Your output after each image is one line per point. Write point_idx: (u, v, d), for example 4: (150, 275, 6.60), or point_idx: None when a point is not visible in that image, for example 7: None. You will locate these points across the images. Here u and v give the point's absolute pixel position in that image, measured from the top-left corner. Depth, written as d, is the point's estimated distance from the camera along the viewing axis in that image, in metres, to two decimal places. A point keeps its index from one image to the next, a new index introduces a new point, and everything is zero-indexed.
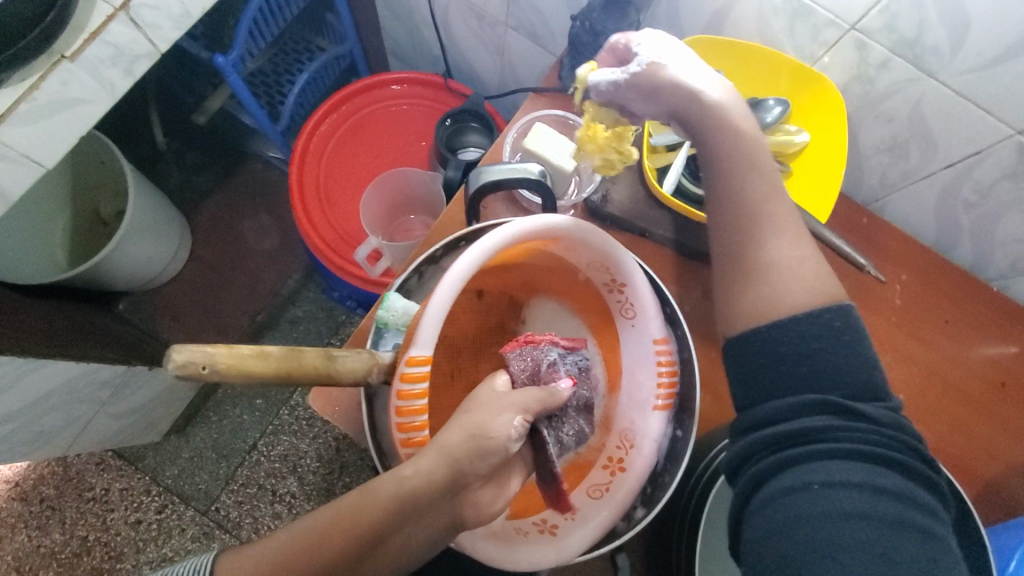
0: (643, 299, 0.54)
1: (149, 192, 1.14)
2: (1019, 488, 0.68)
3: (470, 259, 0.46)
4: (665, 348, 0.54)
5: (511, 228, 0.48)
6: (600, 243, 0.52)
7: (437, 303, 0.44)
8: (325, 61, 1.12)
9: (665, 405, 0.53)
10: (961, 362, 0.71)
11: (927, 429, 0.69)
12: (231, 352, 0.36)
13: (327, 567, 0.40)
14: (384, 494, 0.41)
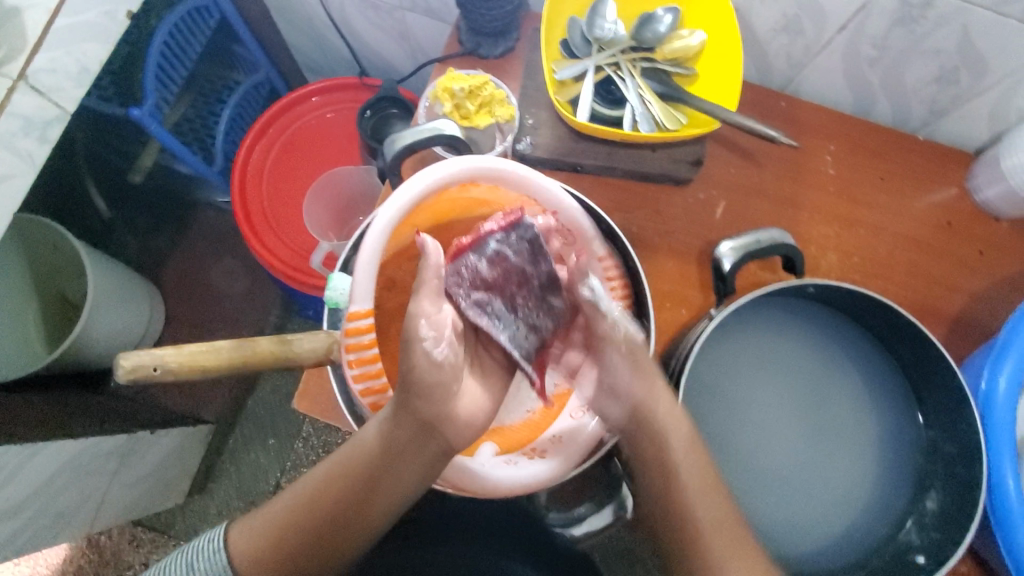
0: (577, 222, 0.55)
1: (107, 263, 1.12)
2: (983, 315, 0.70)
3: (392, 211, 0.49)
4: (610, 262, 0.56)
5: (421, 179, 0.50)
6: (521, 178, 0.54)
7: (365, 259, 0.47)
8: (241, 94, 1.13)
9: (624, 315, 0.56)
10: (904, 213, 0.73)
11: (886, 282, 0.71)
12: (178, 354, 0.41)
13: (334, 507, 0.48)
14: (363, 444, 0.47)
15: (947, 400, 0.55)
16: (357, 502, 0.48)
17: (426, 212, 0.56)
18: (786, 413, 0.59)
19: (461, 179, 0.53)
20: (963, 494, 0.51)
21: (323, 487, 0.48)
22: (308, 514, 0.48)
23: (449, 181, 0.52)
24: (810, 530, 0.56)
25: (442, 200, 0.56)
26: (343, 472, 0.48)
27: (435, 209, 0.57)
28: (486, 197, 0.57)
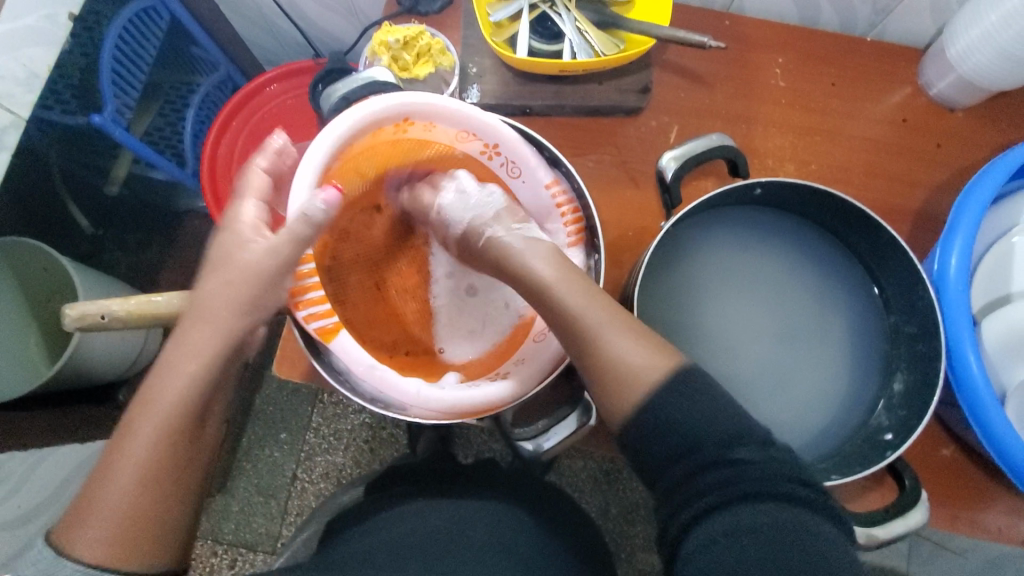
0: (520, 152, 0.56)
1: (96, 278, 1.03)
2: (946, 206, 0.70)
3: (323, 144, 0.51)
4: (559, 190, 0.57)
5: (350, 115, 0.51)
6: (460, 116, 0.55)
7: (298, 195, 0.49)
8: (204, 92, 1.11)
9: (577, 240, 0.57)
10: (860, 115, 0.73)
11: (847, 187, 0.71)
12: (124, 304, 0.52)
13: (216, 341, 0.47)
14: (207, 352, 0.46)
15: (905, 283, 0.55)
16: (204, 419, 0.47)
17: (367, 157, 0.58)
18: (752, 319, 0.60)
19: (393, 116, 0.54)
20: (926, 368, 0.53)
21: (175, 404, 0.44)
22: (164, 452, 0.44)
23: (381, 118, 0.53)
24: (791, 426, 0.58)
25: (380, 143, 0.57)
26: (193, 386, 0.45)
27: (376, 153, 0.58)
28: (424, 136, 0.58)
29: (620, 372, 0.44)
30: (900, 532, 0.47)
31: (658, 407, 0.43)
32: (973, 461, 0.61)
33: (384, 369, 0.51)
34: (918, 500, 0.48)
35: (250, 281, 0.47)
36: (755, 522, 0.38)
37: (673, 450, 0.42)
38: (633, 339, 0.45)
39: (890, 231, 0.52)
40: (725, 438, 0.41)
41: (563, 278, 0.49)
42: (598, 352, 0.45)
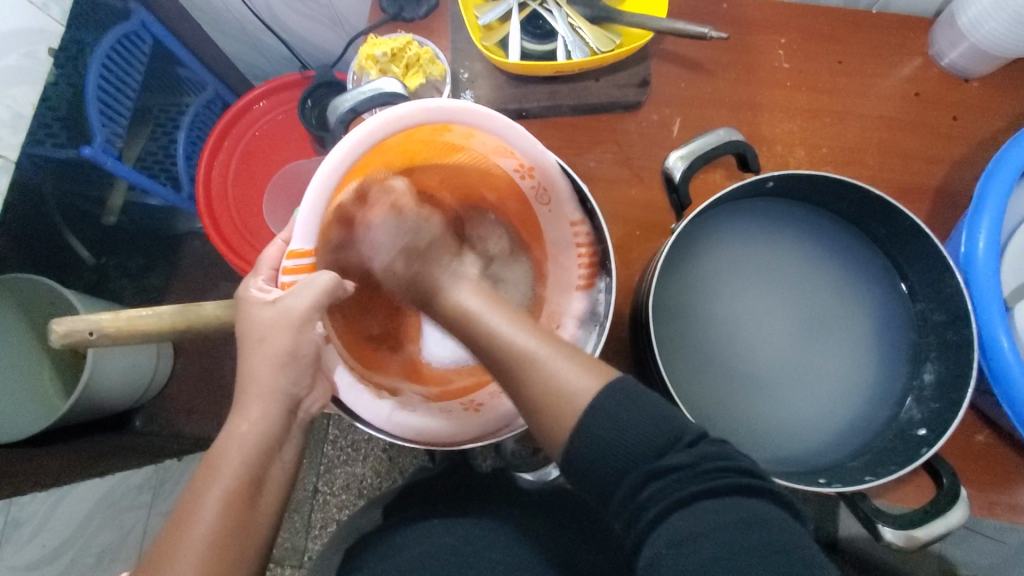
0: (551, 175, 0.53)
1: (102, 309, 1.01)
2: (966, 181, 0.67)
3: (349, 144, 0.46)
4: (582, 226, 0.55)
5: (385, 114, 0.46)
6: (494, 124, 0.50)
7: (312, 198, 0.45)
8: (194, 112, 1.08)
9: (587, 285, 0.56)
10: (871, 93, 0.70)
11: (860, 169, 0.68)
12: (113, 318, 0.50)
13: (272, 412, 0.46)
14: (267, 414, 0.46)
15: (931, 271, 0.53)
16: (261, 483, 0.45)
17: (396, 153, 0.53)
18: (773, 312, 0.58)
19: (433, 120, 0.49)
20: (957, 357, 0.51)
21: (241, 466, 0.44)
22: (220, 515, 0.42)
23: (418, 121, 0.48)
24: (813, 424, 0.56)
25: (412, 141, 0.52)
26: (250, 447, 0.45)
27: (405, 150, 0.53)
28: (458, 141, 0.53)
29: (546, 395, 0.43)
30: (943, 531, 0.45)
31: (589, 429, 0.40)
32: (1009, 447, 0.59)
33: (362, 389, 0.48)
34: (959, 497, 0.46)
35: (280, 333, 0.46)
36: (713, 521, 0.35)
37: (620, 463, 0.39)
38: (574, 365, 0.43)
39: (914, 218, 0.50)
40: (654, 446, 0.39)
41: (507, 320, 0.49)
42: (529, 393, 0.44)
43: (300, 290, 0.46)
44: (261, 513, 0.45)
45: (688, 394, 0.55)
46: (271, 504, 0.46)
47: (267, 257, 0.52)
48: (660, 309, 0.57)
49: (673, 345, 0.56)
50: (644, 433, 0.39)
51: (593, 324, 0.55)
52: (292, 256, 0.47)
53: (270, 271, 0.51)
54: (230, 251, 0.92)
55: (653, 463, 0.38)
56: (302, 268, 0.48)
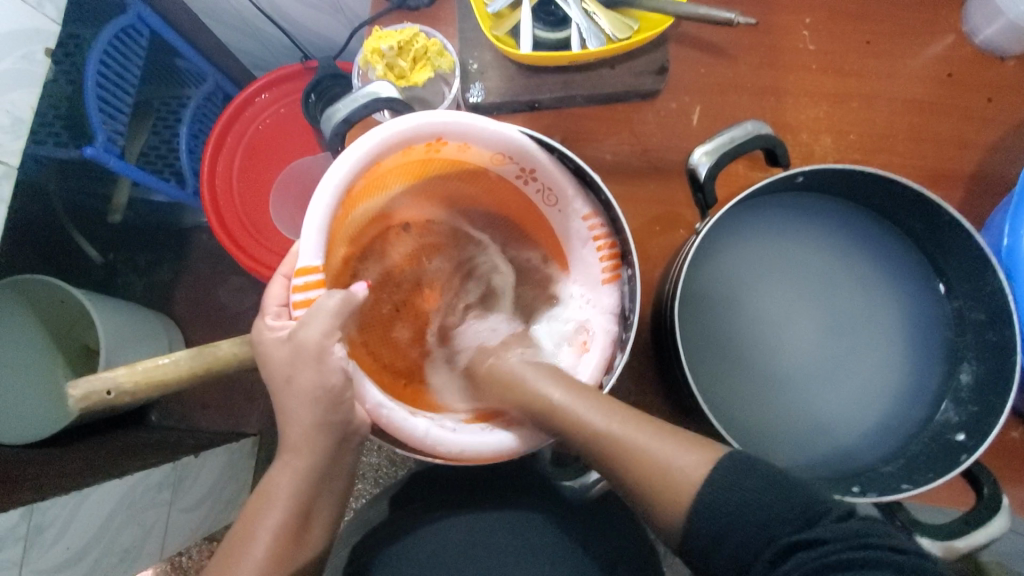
0: (555, 177, 0.52)
1: (114, 307, 0.99)
2: (1002, 165, 0.64)
3: (346, 164, 0.46)
4: (595, 221, 0.53)
5: (378, 131, 0.47)
6: (488, 133, 0.50)
7: (316, 215, 0.44)
8: (195, 106, 1.05)
9: (613, 275, 0.54)
10: (901, 75, 0.66)
11: (890, 155, 0.65)
12: (129, 374, 0.53)
13: (312, 453, 0.48)
14: (316, 455, 0.48)
15: (972, 267, 0.50)
16: (309, 515, 0.49)
17: (395, 175, 0.53)
18: (799, 314, 0.56)
19: (424, 136, 0.49)
20: (999, 359, 0.49)
21: (287, 503, 0.48)
22: (271, 548, 0.47)
23: (411, 138, 0.48)
24: (844, 428, 0.54)
25: (410, 162, 0.52)
26: (301, 484, 0.48)
27: (404, 172, 0.53)
28: (457, 156, 0.53)
29: (660, 476, 0.43)
30: (983, 541, 0.44)
31: (704, 507, 0.41)
32: None
33: (391, 408, 0.46)
34: (1001, 506, 0.45)
35: (303, 368, 0.45)
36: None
37: (751, 541, 0.39)
38: (679, 445, 0.44)
39: (953, 213, 0.48)
40: (800, 518, 0.38)
41: (577, 398, 0.47)
42: (645, 467, 0.44)
43: (310, 320, 0.45)
44: (309, 540, 0.50)
45: (717, 398, 0.54)
46: (320, 534, 0.51)
47: (272, 295, 0.50)
48: (687, 310, 0.55)
49: (700, 350, 0.55)
50: (780, 507, 0.39)
51: (624, 320, 0.53)
52: (299, 273, 0.45)
53: (280, 307, 0.49)
54: (241, 252, 0.91)
55: (791, 538, 0.37)
56: (314, 287, 0.45)
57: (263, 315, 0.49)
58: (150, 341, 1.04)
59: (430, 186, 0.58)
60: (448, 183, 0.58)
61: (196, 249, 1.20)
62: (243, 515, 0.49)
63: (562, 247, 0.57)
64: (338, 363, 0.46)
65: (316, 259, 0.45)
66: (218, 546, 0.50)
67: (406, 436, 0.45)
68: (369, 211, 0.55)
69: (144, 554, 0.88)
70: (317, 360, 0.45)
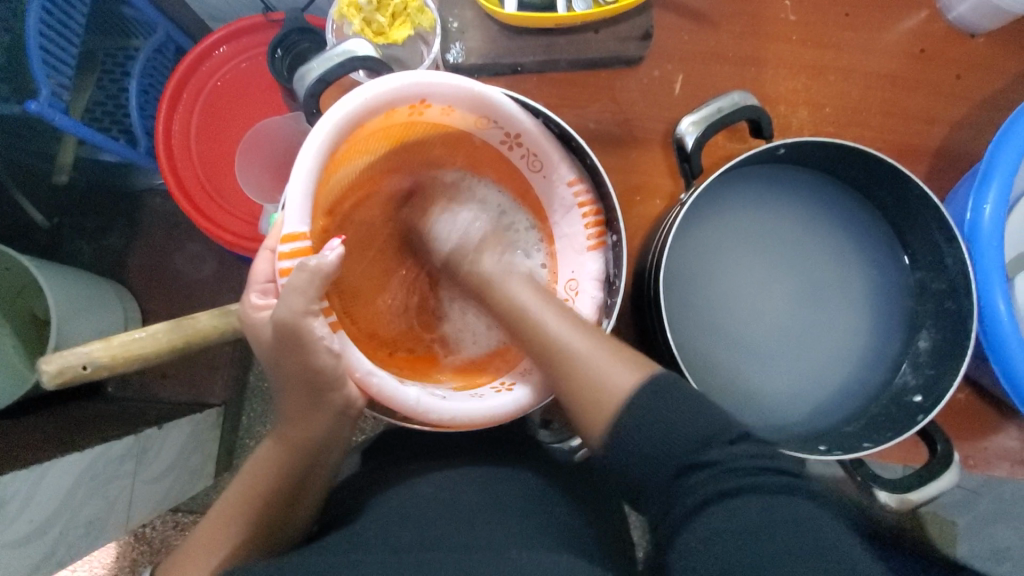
0: (540, 143, 0.51)
1: (63, 275, 0.93)
2: (965, 141, 0.66)
3: (327, 127, 0.44)
4: (581, 188, 0.53)
5: (358, 93, 0.45)
6: (471, 96, 0.48)
7: (298, 181, 0.43)
8: (145, 59, 0.97)
9: (598, 243, 0.54)
10: (876, 49, 0.67)
11: (861, 129, 0.66)
12: (105, 348, 0.54)
13: (312, 427, 0.51)
14: (314, 428, 0.51)
15: (936, 239, 0.53)
16: (303, 484, 0.52)
17: (376, 140, 0.51)
18: (773, 284, 0.58)
19: (407, 98, 0.48)
20: (955, 327, 0.52)
21: (280, 474, 0.51)
22: (261, 512, 0.50)
23: (394, 100, 0.47)
24: (810, 391, 0.57)
25: (393, 125, 0.51)
26: (297, 454, 0.51)
27: (386, 135, 0.52)
28: (441, 119, 0.52)
29: (590, 381, 0.45)
30: (933, 493, 0.49)
31: (627, 418, 0.42)
32: (988, 403, 0.60)
33: (382, 376, 0.47)
34: (952, 462, 0.49)
35: (289, 345, 0.46)
36: (748, 512, 0.36)
37: (656, 460, 0.41)
38: (612, 358, 0.46)
39: (922, 186, 0.49)
40: (696, 440, 0.40)
41: (542, 302, 0.51)
42: (575, 368, 0.46)
43: (291, 293, 0.44)
44: (297, 512, 0.52)
45: (693, 364, 0.56)
46: (312, 503, 0.53)
47: (256, 271, 0.49)
48: (669, 280, 0.56)
49: (681, 320, 0.56)
50: (681, 427, 0.41)
51: (609, 286, 0.54)
52: (284, 241, 0.44)
53: (265, 284, 0.49)
54: (203, 217, 0.86)
55: (689, 456, 0.39)
56: (300, 255, 0.45)
57: (249, 292, 0.50)
58: (106, 309, 0.99)
59: (412, 150, 0.56)
60: (430, 145, 0.56)
61: (150, 213, 1.13)
62: (239, 476, 0.52)
63: (547, 216, 0.57)
64: (323, 343, 0.46)
65: (303, 225, 0.44)
66: (210, 508, 0.52)
67: (397, 401, 0.47)
68: (349, 176, 0.52)
69: (110, 528, 0.85)
70: (298, 338, 0.45)
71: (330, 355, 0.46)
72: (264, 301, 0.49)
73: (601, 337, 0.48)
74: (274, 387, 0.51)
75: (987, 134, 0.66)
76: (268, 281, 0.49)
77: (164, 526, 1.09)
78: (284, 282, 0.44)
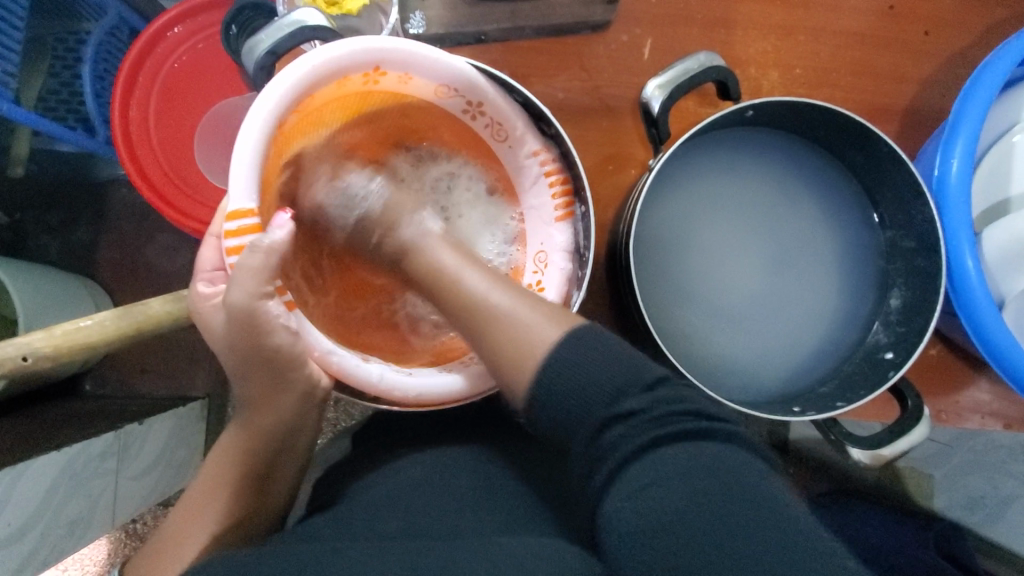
0: (502, 109, 0.50)
1: (26, 273, 0.90)
2: (934, 98, 0.66)
3: (275, 98, 0.42)
4: (546, 156, 0.52)
5: (308, 60, 0.43)
6: (427, 61, 0.47)
7: (246, 156, 0.41)
8: (95, 44, 0.91)
9: (566, 213, 0.53)
10: (847, 6, 0.65)
11: (832, 90, 0.65)
12: (46, 339, 0.51)
13: (277, 416, 0.50)
14: (281, 414, 0.50)
15: (903, 197, 0.53)
16: (271, 469, 0.52)
17: (330, 111, 0.50)
18: (744, 247, 0.58)
19: (361, 65, 0.46)
20: (925, 284, 0.52)
21: (248, 463, 0.50)
22: (230, 499, 0.49)
23: (346, 67, 0.45)
24: (782, 353, 0.58)
25: (348, 95, 0.49)
26: (265, 441, 0.51)
27: (343, 106, 0.50)
28: (399, 89, 0.50)
29: (508, 334, 0.42)
30: (905, 448, 0.50)
31: (549, 369, 0.40)
32: (959, 356, 0.61)
33: (340, 355, 0.46)
34: (922, 416, 0.50)
35: (242, 331, 0.46)
36: (811, 524, 0.34)
37: (581, 403, 0.39)
38: (530, 307, 0.43)
39: (890, 143, 0.49)
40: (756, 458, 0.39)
41: (489, 279, 0.45)
42: (481, 333, 0.44)
43: (240, 276, 0.43)
44: (267, 499, 0.52)
45: (667, 331, 0.55)
46: (281, 490, 0.53)
47: (205, 258, 0.49)
48: (640, 248, 0.55)
49: (652, 288, 0.56)
50: (745, 444, 0.40)
51: (577, 257, 0.53)
52: (231, 218, 0.42)
53: (213, 271, 0.49)
54: (165, 204, 0.83)
55: (749, 475, 0.38)
56: (247, 230, 0.43)
57: (197, 280, 0.49)
58: (77, 306, 0.95)
59: (372, 122, 0.54)
60: (392, 115, 0.54)
61: (116, 205, 1.09)
62: (206, 467, 0.52)
63: (514, 187, 0.56)
64: (278, 321, 0.46)
65: (252, 203, 0.42)
66: (175, 506, 0.51)
67: (359, 380, 0.46)
68: (302, 148, 0.51)
69: (94, 525, 0.84)
70: (253, 322, 0.45)
71: (288, 334, 0.46)
72: (212, 288, 0.49)
73: (534, 298, 0.44)
74: (232, 376, 0.51)
75: (954, 90, 0.66)
76: (217, 268, 0.49)
77: (154, 520, 1.08)
78: (232, 265, 0.43)
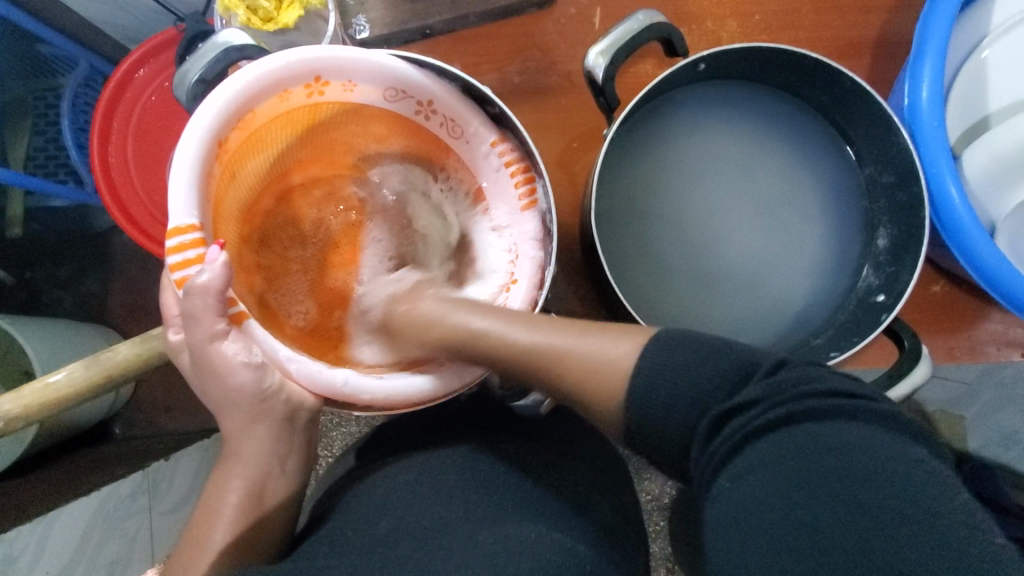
0: (453, 104, 0.49)
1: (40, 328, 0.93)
2: (907, 23, 0.63)
3: (208, 114, 0.43)
4: (502, 144, 0.51)
5: (238, 78, 0.44)
6: (364, 67, 0.47)
7: (181, 177, 0.42)
8: (71, 97, 0.92)
9: (531, 201, 0.52)
10: None
11: (796, 32, 0.62)
12: (16, 399, 0.54)
13: (266, 439, 0.50)
14: (270, 439, 0.50)
15: (877, 131, 0.50)
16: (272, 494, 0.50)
17: (280, 127, 0.50)
18: (722, 206, 0.56)
19: (297, 77, 0.46)
20: (909, 219, 0.50)
21: (247, 491, 0.49)
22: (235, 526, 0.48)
23: (283, 79, 0.46)
24: (772, 309, 0.56)
25: (295, 110, 0.50)
26: (262, 467, 0.50)
27: (290, 121, 0.50)
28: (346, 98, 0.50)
29: (588, 370, 0.42)
30: (909, 390, 0.47)
31: (637, 388, 0.40)
32: (965, 289, 0.58)
33: (300, 362, 0.46)
34: (921, 354, 0.48)
35: (211, 371, 0.47)
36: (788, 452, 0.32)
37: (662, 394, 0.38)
38: (604, 335, 0.43)
39: (852, 76, 0.47)
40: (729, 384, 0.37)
41: (501, 321, 0.46)
42: (564, 380, 0.43)
43: (200, 313, 0.44)
44: (272, 519, 0.50)
45: (644, 301, 0.54)
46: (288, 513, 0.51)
47: (168, 305, 0.50)
48: (608, 223, 0.54)
49: (630, 263, 0.54)
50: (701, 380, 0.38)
51: (548, 241, 0.51)
52: (171, 236, 0.42)
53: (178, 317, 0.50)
54: (153, 243, 0.85)
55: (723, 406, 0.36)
56: (189, 245, 0.43)
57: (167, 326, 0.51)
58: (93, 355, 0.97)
59: (324, 133, 0.54)
60: (341, 128, 0.55)
61: (118, 251, 1.11)
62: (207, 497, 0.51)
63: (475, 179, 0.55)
64: (239, 358, 0.46)
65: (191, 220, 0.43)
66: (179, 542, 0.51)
67: (330, 389, 0.46)
68: (258, 170, 0.53)
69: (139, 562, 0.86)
70: (214, 363, 0.46)
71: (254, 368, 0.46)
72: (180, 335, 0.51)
73: (546, 320, 0.46)
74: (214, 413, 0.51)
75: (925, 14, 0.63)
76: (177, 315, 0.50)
77: None
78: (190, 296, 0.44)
